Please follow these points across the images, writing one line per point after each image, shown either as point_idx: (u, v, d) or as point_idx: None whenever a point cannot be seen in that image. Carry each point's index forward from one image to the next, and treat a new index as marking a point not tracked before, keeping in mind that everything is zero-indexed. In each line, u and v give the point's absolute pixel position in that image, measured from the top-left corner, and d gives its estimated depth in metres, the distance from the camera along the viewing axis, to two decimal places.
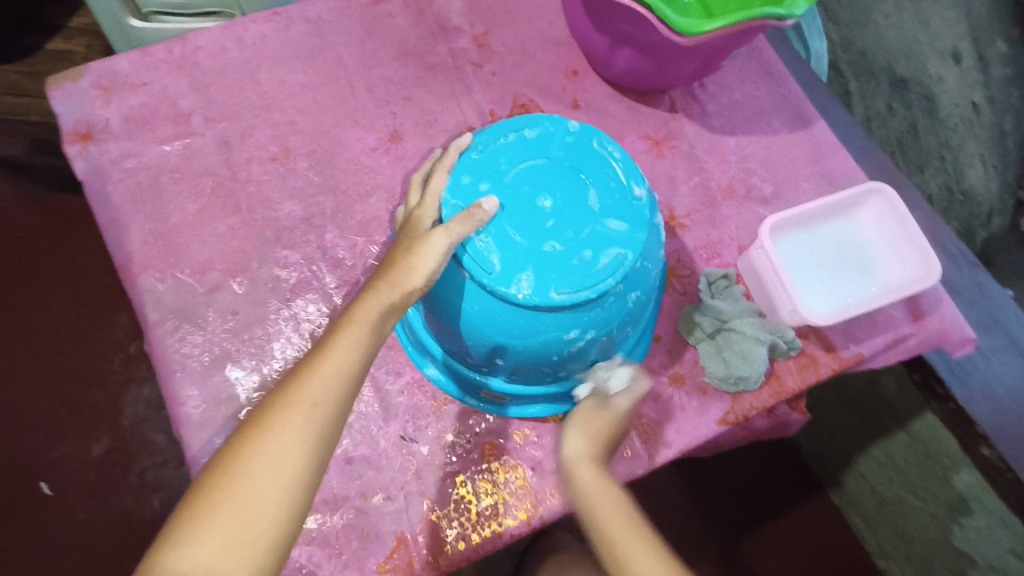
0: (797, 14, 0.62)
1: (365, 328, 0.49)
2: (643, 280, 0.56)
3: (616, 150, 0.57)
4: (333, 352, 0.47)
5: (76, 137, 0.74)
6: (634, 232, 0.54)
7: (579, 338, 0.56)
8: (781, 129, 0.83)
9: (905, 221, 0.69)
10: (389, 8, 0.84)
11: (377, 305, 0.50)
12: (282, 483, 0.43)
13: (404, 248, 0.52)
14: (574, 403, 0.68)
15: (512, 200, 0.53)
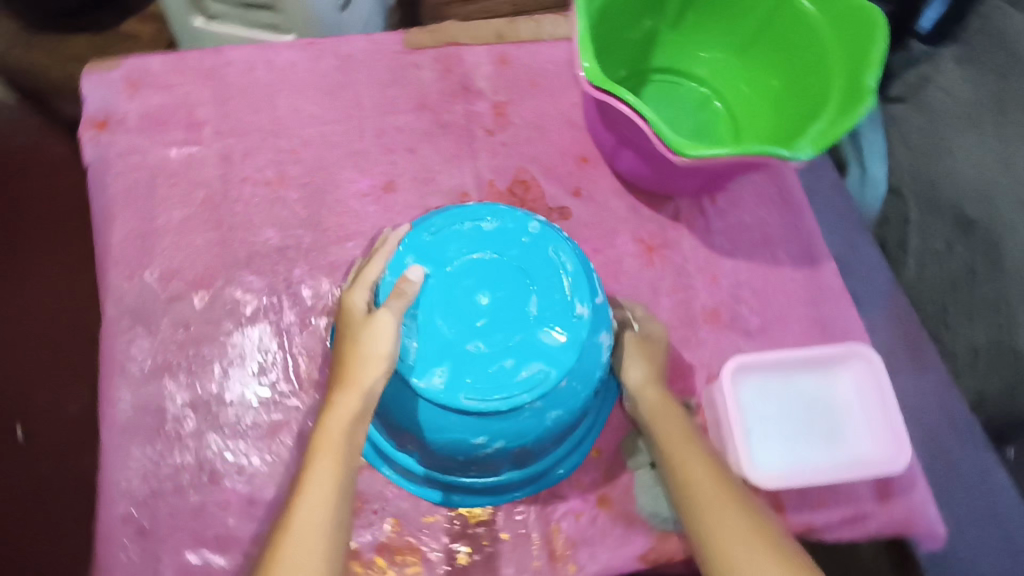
0: (802, 157, 0.59)
1: (334, 450, 0.51)
2: (566, 400, 0.58)
3: (571, 261, 0.60)
4: (312, 486, 0.50)
5: (93, 124, 0.77)
6: (563, 349, 0.57)
7: (486, 445, 0.58)
8: (785, 262, 0.78)
9: (886, 396, 0.65)
10: (419, 58, 0.85)
11: (342, 420, 0.52)
12: None
13: (349, 347, 0.54)
14: (493, 500, 0.66)
15: (452, 292, 0.58)
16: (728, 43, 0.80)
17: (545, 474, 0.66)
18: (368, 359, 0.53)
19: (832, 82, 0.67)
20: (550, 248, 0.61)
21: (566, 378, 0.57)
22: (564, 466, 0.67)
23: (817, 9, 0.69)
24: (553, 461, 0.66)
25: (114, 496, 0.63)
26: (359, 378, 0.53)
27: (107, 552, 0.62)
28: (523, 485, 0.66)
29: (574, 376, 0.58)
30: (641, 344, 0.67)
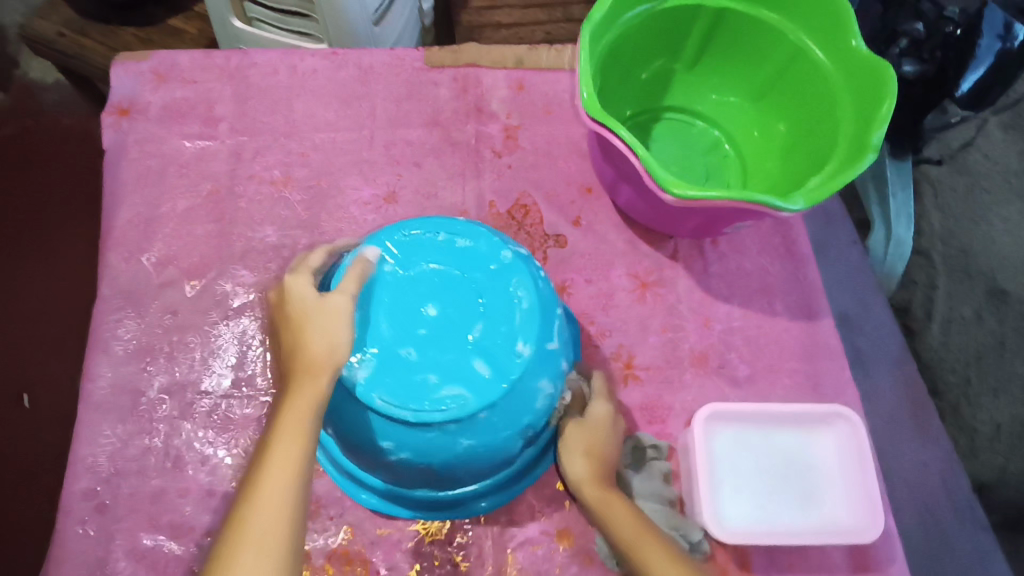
0: (791, 208, 0.58)
1: (298, 428, 0.47)
2: (482, 432, 0.56)
3: (529, 300, 0.58)
4: (274, 465, 0.46)
5: (116, 110, 0.81)
6: (491, 383, 0.55)
7: (392, 450, 0.57)
8: (782, 314, 0.76)
9: (866, 468, 0.63)
10: (437, 75, 0.86)
11: (306, 404, 0.48)
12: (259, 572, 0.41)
13: (303, 328, 0.51)
14: (404, 509, 0.64)
15: (403, 293, 0.57)
16: (744, 90, 0.80)
17: (462, 504, 0.64)
18: (325, 337, 0.50)
19: (840, 134, 0.66)
20: (511, 281, 0.58)
21: (486, 410, 0.55)
22: (487, 500, 0.64)
23: (831, 62, 0.69)
24: (474, 494, 0.63)
25: (78, 470, 0.65)
26: (313, 357, 0.50)
27: (65, 526, 0.63)
28: (453, 510, 0.64)
29: (498, 410, 0.56)
30: (581, 434, 0.61)
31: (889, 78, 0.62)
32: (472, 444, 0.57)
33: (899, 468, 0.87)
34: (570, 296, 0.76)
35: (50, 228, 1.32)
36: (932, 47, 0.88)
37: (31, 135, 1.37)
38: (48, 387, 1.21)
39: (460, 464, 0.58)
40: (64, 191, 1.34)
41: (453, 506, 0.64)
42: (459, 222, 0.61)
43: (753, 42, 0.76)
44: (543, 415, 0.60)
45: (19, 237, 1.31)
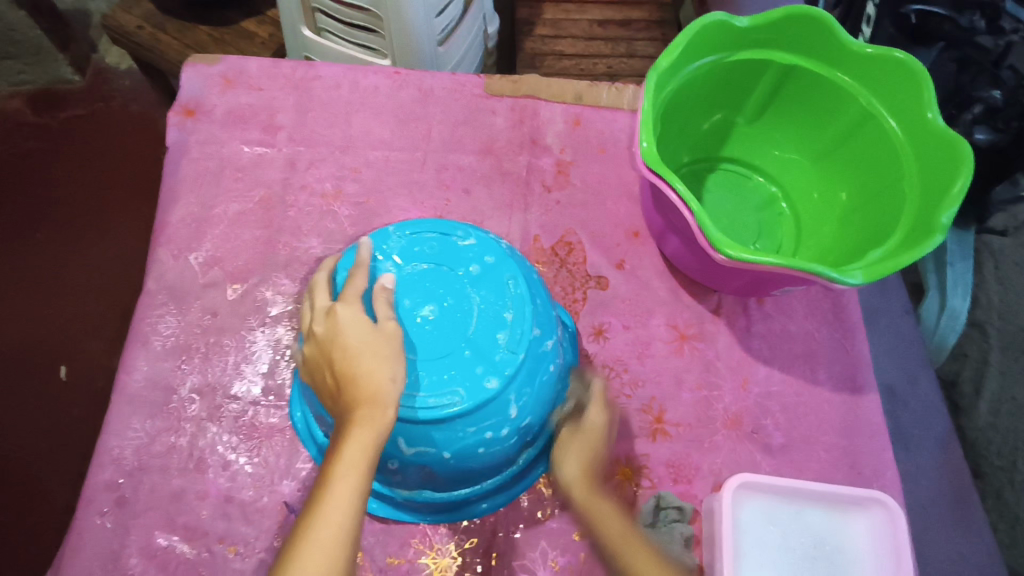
0: (849, 281, 0.56)
1: (360, 472, 0.44)
2: (468, 445, 0.53)
3: (510, 366, 0.52)
4: (345, 453, 0.44)
5: (183, 110, 0.83)
6: (413, 395, 0.50)
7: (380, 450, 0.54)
8: (824, 383, 0.74)
9: (899, 557, 0.60)
10: (495, 104, 0.87)
11: (369, 441, 0.45)
12: (329, 552, 0.41)
13: (368, 362, 0.47)
14: (399, 512, 0.64)
15: (421, 287, 0.54)
16: (801, 149, 0.78)
17: (460, 509, 0.64)
18: (385, 371, 0.47)
19: (905, 209, 0.64)
20: (505, 331, 0.53)
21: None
22: (488, 502, 0.65)
23: (902, 132, 0.67)
24: (475, 497, 0.64)
25: (104, 460, 0.65)
26: (377, 392, 0.46)
27: (84, 514, 0.63)
28: (394, 508, 0.64)
29: (403, 421, 0.50)
30: (576, 439, 0.64)
31: (962, 151, 0.59)
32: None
33: (932, 559, 0.82)
34: (606, 340, 0.74)
35: (112, 211, 1.37)
36: (1008, 118, 0.86)
37: (101, 119, 1.44)
38: (84, 362, 1.25)
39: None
40: (124, 176, 1.40)
41: (391, 503, 0.64)
42: (512, 263, 0.56)
43: (818, 102, 0.74)
44: (449, 466, 0.55)
45: (78, 214, 1.37)
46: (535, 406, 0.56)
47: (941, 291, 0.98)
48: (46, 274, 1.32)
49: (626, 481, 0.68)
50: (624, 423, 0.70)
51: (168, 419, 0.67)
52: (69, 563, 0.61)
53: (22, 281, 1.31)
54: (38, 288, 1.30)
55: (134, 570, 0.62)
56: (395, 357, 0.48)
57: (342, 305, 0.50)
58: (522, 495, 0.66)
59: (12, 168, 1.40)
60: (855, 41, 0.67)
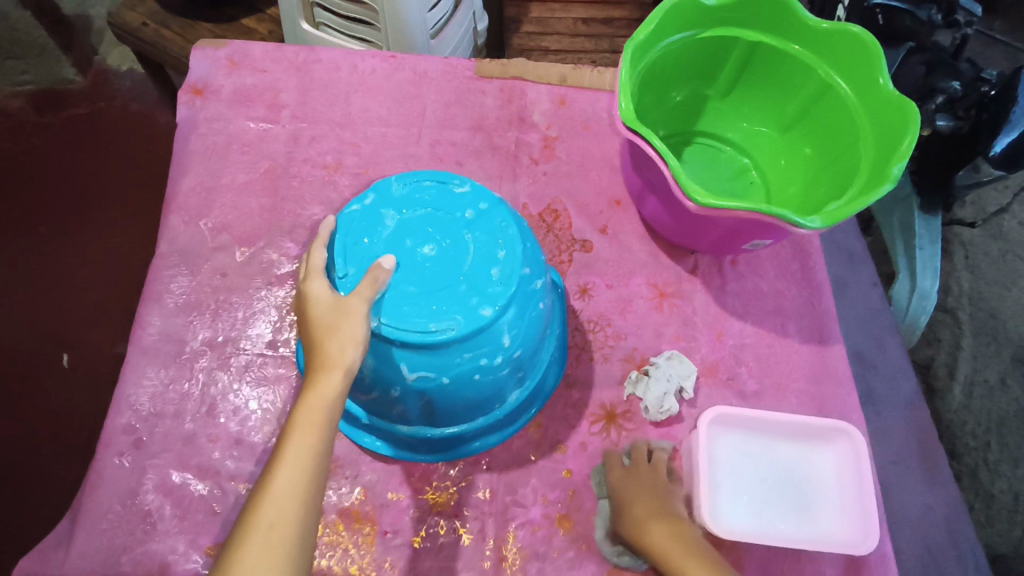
0: (808, 226, 0.62)
1: (314, 426, 0.49)
2: (464, 371, 0.57)
3: (503, 299, 0.56)
4: (304, 409, 0.50)
5: (191, 89, 0.88)
6: (415, 322, 0.54)
7: (383, 381, 0.58)
8: (793, 335, 0.79)
9: (863, 482, 0.64)
10: (485, 85, 0.93)
11: (323, 400, 0.50)
12: (289, 498, 0.46)
13: (326, 332, 0.52)
14: (397, 449, 0.68)
15: (417, 229, 0.58)
16: (768, 120, 0.84)
17: (456, 447, 0.69)
18: (341, 338, 0.51)
19: (863, 165, 0.70)
20: (496, 267, 0.58)
21: (382, 334, 0.54)
22: (481, 441, 0.69)
23: (857, 98, 0.73)
24: (469, 435, 0.68)
25: (121, 406, 0.70)
26: (335, 357, 0.51)
27: (102, 456, 0.67)
28: (394, 447, 0.68)
29: (405, 345, 0.55)
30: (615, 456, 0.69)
31: (908, 113, 0.66)
32: (374, 364, 0.57)
33: (898, 507, 0.88)
34: (590, 298, 0.79)
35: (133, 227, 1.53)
36: (968, 106, 0.90)
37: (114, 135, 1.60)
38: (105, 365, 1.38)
39: (359, 379, 0.59)
40: (126, 175, 1.55)
41: (394, 442, 0.68)
42: (503, 208, 0.61)
43: (783, 75, 0.80)
44: (446, 394, 0.59)
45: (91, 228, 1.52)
46: (524, 337, 0.60)
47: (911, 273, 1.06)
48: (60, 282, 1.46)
49: (611, 423, 0.72)
50: (609, 372, 0.75)
51: (179, 367, 0.72)
52: (88, 500, 0.65)
53: (36, 276, 1.49)
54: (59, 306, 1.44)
55: (150, 506, 0.65)
56: (356, 322, 0.52)
57: (309, 281, 0.55)
58: (516, 435, 0.70)
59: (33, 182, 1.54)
60: (816, 18, 0.73)
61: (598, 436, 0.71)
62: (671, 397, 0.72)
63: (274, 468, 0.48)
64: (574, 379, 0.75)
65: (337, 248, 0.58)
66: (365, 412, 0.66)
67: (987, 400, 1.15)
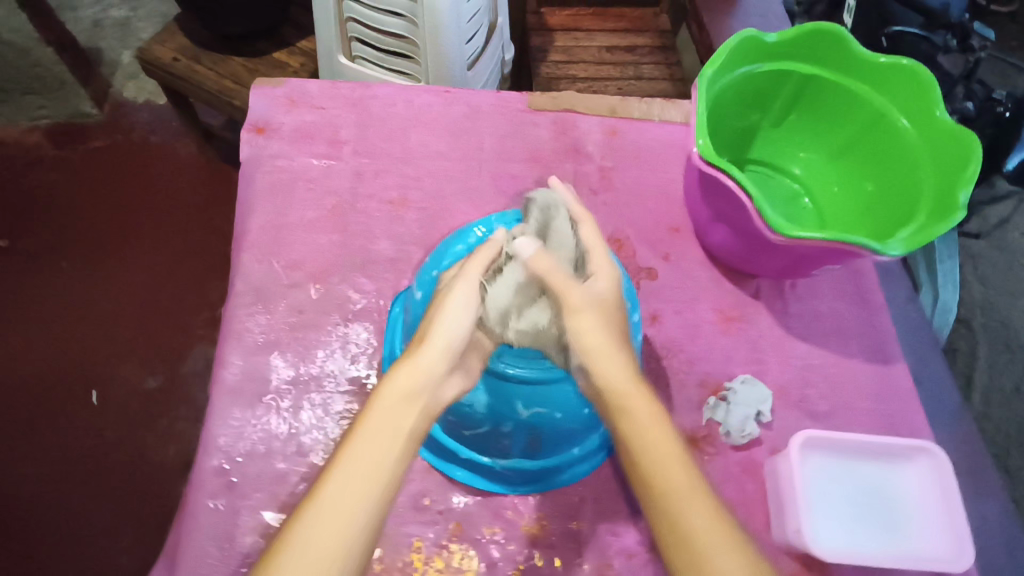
0: (891, 252, 0.64)
1: (405, 406, 0.49)
2: (576, 405, 0.64)
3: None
4: (398, 386, 0.50)
5: (253, 128, 0.89)
6: (535, 359, 0.61)
7: (500, 417, 0.63)
8: (857, 355, 0.81)
9: (951, 499, 0.66)
10: (538, 118, 0.95)
11: (417, 374, 0.50)
12: (369, 471, 0.46)
13: (437, 314, 0.54)
14: (491, 480, 0.70)
15: None
16: (825, 149, 0.87)
17: (548, 477, 0.70)
18: (452, 321, 0.53)
19: (925, 192, 0.72)
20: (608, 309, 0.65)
21: (499, 373, 0.61)
22: (569, 472, 0.71)
23: (915, 131, 0.75)
24: (561, 465, 0.70)
25: (211, 449, 0.70)
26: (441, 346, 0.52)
27: (196, 499, 0.68)
28: (487, 479, 0.70)
29: (522, 382, 0.61)
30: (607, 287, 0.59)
31: (970, 141, 0.68)
32: (487, 401, 0.63)
33: None
34: (660, 325, 0.81)
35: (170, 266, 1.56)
36: None
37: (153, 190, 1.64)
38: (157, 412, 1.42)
39: (469, 415, 0.64)
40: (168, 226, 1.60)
41: (488, 474, 0.70)
42: None
43: (840, 107, 0.82)
44: (555, 428, 0.65)
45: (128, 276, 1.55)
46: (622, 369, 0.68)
47: (933, 288, 1.15)
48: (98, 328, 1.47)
49: (693, 448, 0.74)
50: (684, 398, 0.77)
51: (263, 408, 0.73)
52: (187, 545, 0.65)
53: (65, 315, 1.48)
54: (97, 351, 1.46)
55: (249, 549, 0.66)
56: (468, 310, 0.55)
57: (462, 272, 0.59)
58: (601, 464, 0.72)
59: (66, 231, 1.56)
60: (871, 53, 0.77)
61: None
62: (751, 421, 0.74)
63: (355, 433, 0.48)
64: None
65: None
66: (462, 444, 0.69)
67: (1006, 407, 1.36)
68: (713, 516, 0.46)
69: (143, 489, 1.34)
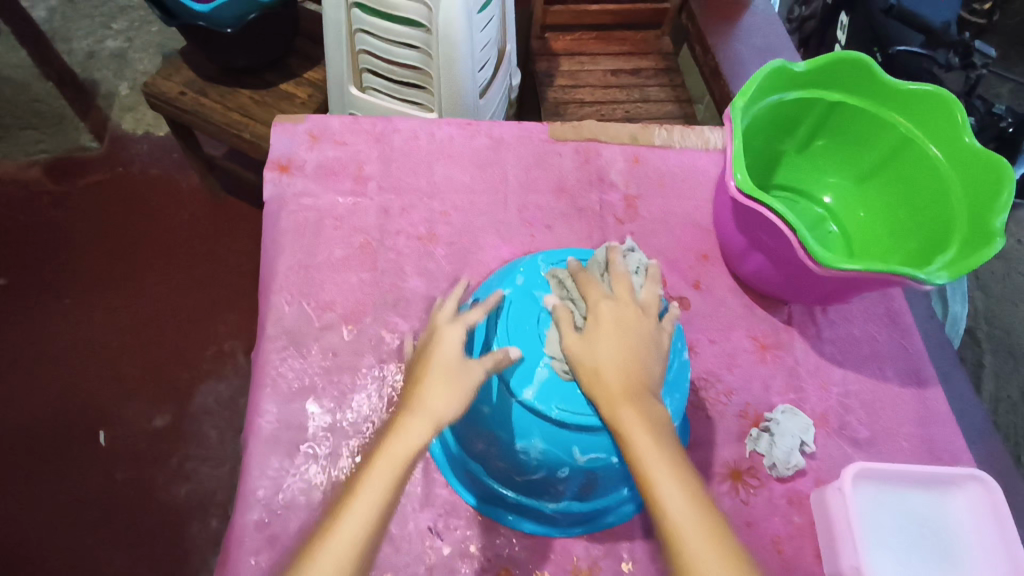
0: (937, 281, 0.64)
1: (396, 466, 0.52)
2: None
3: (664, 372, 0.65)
4: (392, 446, 0.53)
5: (276, 166, 0.88)
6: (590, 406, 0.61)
7: (556, 462, 0.63)
8: (893, 379, 0.81)
9: (1005, 527, 0.65)
10: (561, 147, 0.95)
11: (405, 445, 0.53)
12: (359, 528, 0.49)
13: (430, 382, 0.56)
14: (538, 523, 0.69)
15: None
16: (852, 175, 0.88)
17: (595, 518, 0.70)
18: (444, 394, 0.55)
19: (958, 218, 0.72)
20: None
21: (557, 419, 0.61)
22: (616, 514, 0.70)
23: (945, 158, 0.76)
24: (609, 506, 0.69)
25: (250, 501, 0.68)
26: (433, 408, 0.55)
27: (237, 555, 0.66)
28: (535, 522, 0.69)
29: (580, 428, 0.61)
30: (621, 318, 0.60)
31: (1002, 168, 0.69)
32: (544, 446, 0.62)
33: None
34: (697, 355, 0.81)
35: (171, 299, 1.52)
36: None
37: (150, 218, 1.61)
38: (164, 451, 1.37)
39: (524, 462, 0.64)
40: (171, 259, 1.57)
41: (538, 517, 0.69)
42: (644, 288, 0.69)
43: (867, 134, 0.83)
44: (611, 471, 0.65)
45: (130, 306, 1.50)
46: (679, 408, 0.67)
47: (943, 298, 1.18)
48: (101, 365, 1.43)
49: (738, 481, 0.73)
50: (726, 430, 0.76)
51: (301, 456, 0.71)
52: None
53: (68, 353, 1.44)
54: (99, 390, 1.41)
55: None
56: (464, 385, 0.56)
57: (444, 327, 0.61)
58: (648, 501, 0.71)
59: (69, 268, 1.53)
60: (899, 82, 0.78)
61: (728, 495, 0.72)
62: (796, 451, 0.74)
63: (354, 491, 0.51)
64: (694, 440, 0.75)
65: (502, 330, 0.65)
66: (512, 490, 0.68)
67: None
68: (690, 515, 0.49)
69: (155, 531, 1.30)
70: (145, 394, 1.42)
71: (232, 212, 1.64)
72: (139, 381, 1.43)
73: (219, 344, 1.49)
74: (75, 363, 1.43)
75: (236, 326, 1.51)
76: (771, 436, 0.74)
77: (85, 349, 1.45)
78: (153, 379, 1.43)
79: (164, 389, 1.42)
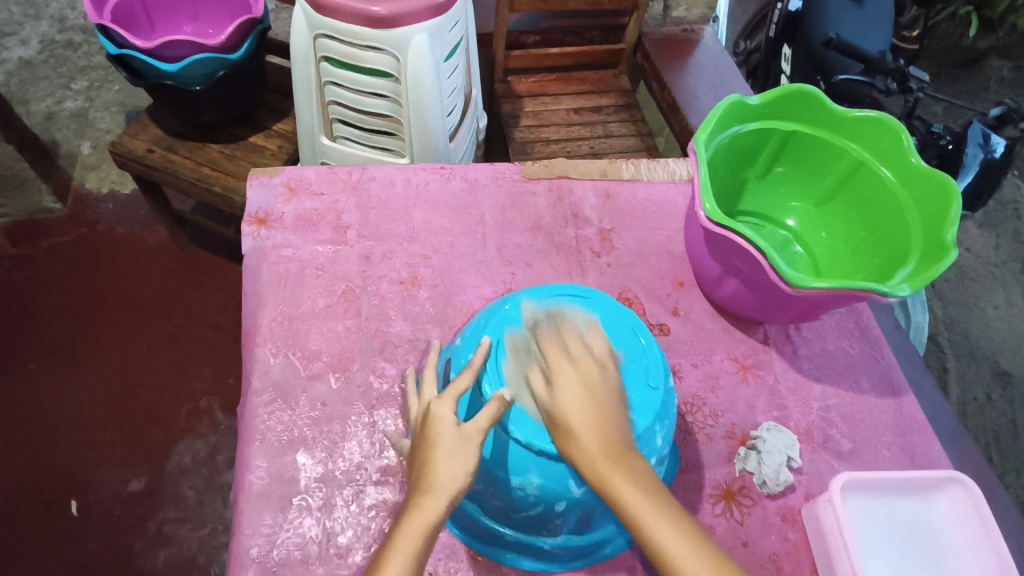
0: (901, 294, 0.66)
1: (415, 542, 0.53)
2: None
3: (657, 401, 0.66)
4: (409, 524, 0.53)
5: (255, 220, 0.88)
6: None
7: (552, 496, 0.63)
8: (869, 391, 0.85)
9: (989, 527, 0.68)
10: (534, 186, 0.98)
11: (423, 522, 0.53)
12: None
13: (437, 460, 0.57)
14: (538, 559, 0.69)
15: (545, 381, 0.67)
16: (812, 198, 0.93)
17: (595, 550, 0.70)
18: (451, 465, 0.56)
19: (914, 234, 0.77)
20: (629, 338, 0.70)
21: (553, 454, 0.61)
22: (616, 545, 0.70)
23: (897, 180, 0.81)
24: (607, 536, 0.69)
25: (244, 561, 0.66)
26: (443, 484, 0.55)
27: None
28: (535, 558, 0.69)
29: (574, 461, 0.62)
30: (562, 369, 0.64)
31: (949, 186, 0.73)
32: (542, 482, 0.62)
33: None
34: (681, 379, 0.83)
35: (141, 357, 1.49)
36: None
37: (117, 275, 1.58)
38: (138, 516, 1.31)
39: (521, 499, 0.64)
40: (140, 316, 1.54)
41: (538, 554, 0.69)
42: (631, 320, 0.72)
43: (823, 160, 0.89)
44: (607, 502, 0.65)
45: (98, 367, 1.46)
46: (669, 434, 0.68)
47: (905, 309, 1.22)
48: (69, 431, 1.38)
49: (732, 502, 0.74)
50: (716, 452, 0.77)
51: (293, 510, 0.70)
52: None
53: (34, 421, 1.39)
54: (68, 457, 1.35)
55: None
56: (468, 454, 0.57)
57: (434, 402, 0.61)
58: None
59: (34, 332, 1.49)
60: (846, 110, 0.83)
61: (723, 516, 0.73)
62: (784, 467, 0.75)
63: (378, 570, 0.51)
64: (686, 463, 0.76)
65: (492, 368, 0.66)
66: (510, 527, 0.68)
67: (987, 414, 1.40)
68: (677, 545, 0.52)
69: None
70: (117, 458, 1.37)
71: (202, 267, 1.62)
72: (110, 445, 1.38)
73: (193, 400, 1.45)
74: (42, 430, 1.38)
75: (211, 381, 1.48)
76: (761, 451, 0.76)
77: (52, 415, 1.40)
78: (126, 442, 1.38)
79: (137, 451, 1.38)
